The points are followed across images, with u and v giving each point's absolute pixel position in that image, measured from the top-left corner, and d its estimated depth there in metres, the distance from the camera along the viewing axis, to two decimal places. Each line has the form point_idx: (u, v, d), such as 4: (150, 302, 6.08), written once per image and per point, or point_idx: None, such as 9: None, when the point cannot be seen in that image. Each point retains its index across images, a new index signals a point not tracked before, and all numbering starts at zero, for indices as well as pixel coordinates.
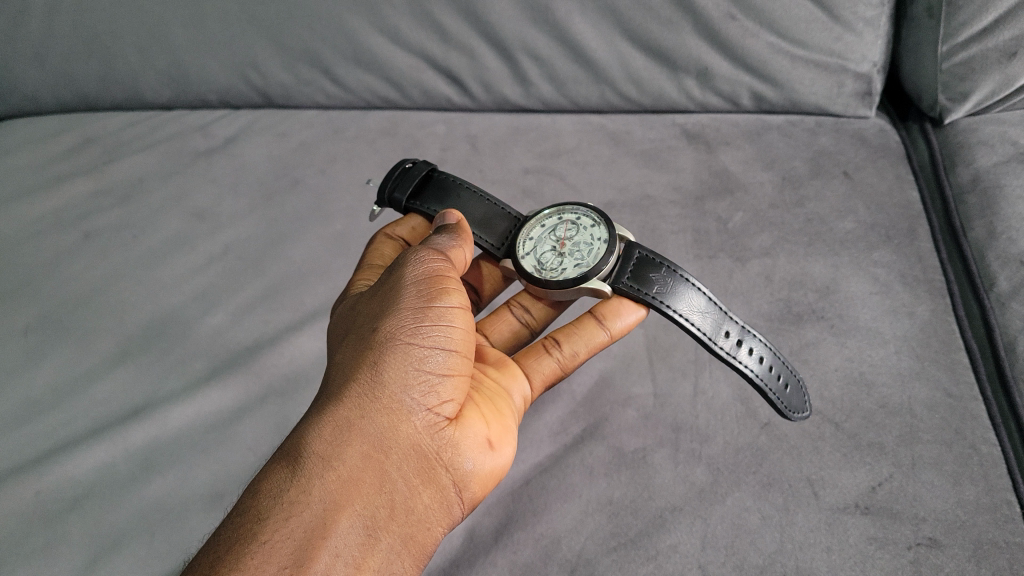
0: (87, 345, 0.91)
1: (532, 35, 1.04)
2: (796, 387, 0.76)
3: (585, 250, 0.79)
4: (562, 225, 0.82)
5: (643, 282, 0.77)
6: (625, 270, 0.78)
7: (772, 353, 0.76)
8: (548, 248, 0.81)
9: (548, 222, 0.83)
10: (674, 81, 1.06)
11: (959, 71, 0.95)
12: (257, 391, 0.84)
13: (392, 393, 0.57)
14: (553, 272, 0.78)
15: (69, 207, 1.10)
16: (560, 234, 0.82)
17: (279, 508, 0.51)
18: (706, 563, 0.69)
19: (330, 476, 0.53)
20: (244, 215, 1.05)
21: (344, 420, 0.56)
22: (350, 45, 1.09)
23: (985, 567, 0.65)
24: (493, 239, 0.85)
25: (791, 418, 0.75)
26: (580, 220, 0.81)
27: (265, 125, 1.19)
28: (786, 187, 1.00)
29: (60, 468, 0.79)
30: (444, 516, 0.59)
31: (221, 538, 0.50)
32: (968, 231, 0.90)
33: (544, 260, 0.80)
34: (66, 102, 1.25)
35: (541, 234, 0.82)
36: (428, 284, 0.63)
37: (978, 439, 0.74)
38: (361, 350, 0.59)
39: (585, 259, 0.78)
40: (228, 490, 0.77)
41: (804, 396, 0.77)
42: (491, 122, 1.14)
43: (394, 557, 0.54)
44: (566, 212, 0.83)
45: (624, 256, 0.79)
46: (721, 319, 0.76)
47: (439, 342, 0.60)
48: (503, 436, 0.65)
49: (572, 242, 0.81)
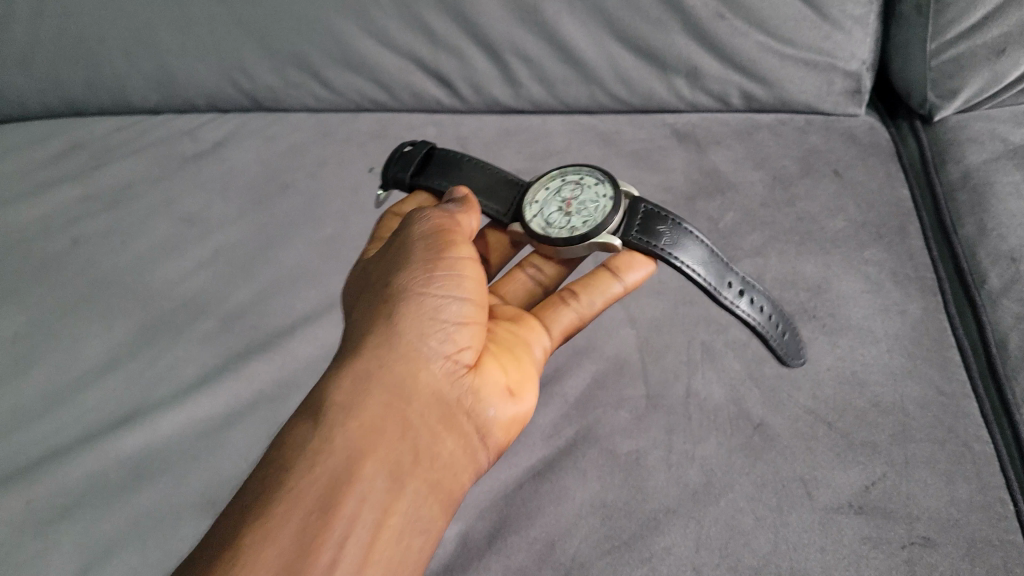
0: (78, 352, 0.90)
1: (521, 36, 1.03)
2: (787, 328, 0.81)
3: (591, 207, 0.78)
4: (567, 185, 0.82)
5: (651, 235, 0.78)
6: (632, 224, 0.78)
7: (770, 303, 0.80)
8: (552, 207, 0.80)
9: (551, 183, 0.82)
10: (664, 81, 1.05)
11: (947, 69, 0.97)
12: (248, 397, 0.83)
13: (410, 344, 0.58)
14: (557, 228, 0.77)
15: (56, 213, 1.09)
16: (566, 194, 0.81)
17: (304, 456, 0.52)
18: (701, 565, 0.68)
19: (352, 425, 0.54)
20: (234, 219, 1.04)
21: (365, 372, 0.57)
22: (338, 48, 1.09)
23: (979, 565, 0.66)
24: (499, 206, 0.85)
25: (789, 364, 0.81)
26: (584, 180, 0.81)
27: (255, 129, 1.18)
28: (777, 186, 1.00)
29: (49, 478, 0.78)
30: (469, 463, 0.60)
31: (252, 488, 0.52)
32: (959, 229, 0.90)
33: (548, 216, 0.79)
34: (53, 107, 1.24)
35: (547, 196, 0.82)
36: (437, 239, 0.65)
37: (971, 437, 0.74)
38: (379, 305, 0.61)
39: (593, 215, 0.77)
40: (220, 496, 0.76)
41: (800, 343, 0.83)
42: (481, 123, 1.14)
43: (421, 502, 0.55)
44: (569, 172, 0.82)
45: (630, 211, 0.79)
46: (724, 269, 0.79)
47: (452, 291, 0.61)
48: (523, 384, 0.66)
49: (578, 202, 0.80)
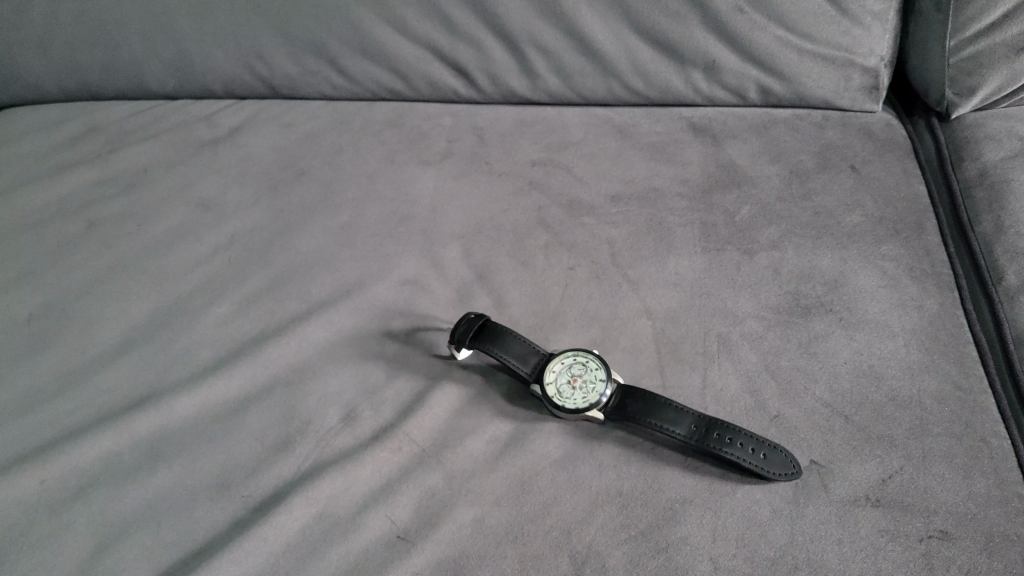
0: (93, 334, 0.90)
1: (539, 27, 1.03)
2: (773, 452, 0.72)
3: (588, 388, 0.77)
4: (574, 376, 0.79)
5: (653, 419, 0.75)
6: (637, 408, 0.76)
7: (756, 445, 0.72)
8: (563, 383, 0.78)
9: (563, 358, 0.80)
10: (681, 74, 1.05)
11: (967, 66, 0.97)
12: (263, 381, 0.83)
13: None
14: (563, 401, 0.77)
15: (72, 196, 1.09)
16: (572, 381, 0.78)
17: None
18: (717, 557, 0.67)
19: None
20: (249, 205, 1.05)
21: None
22: (356, 36, 1.09)
23: (997, 560, 0.65)
24: (529, 375, 0.80)
25: (772, 478, 0.71)
26: (589, 381, 0.78)
27: (270, 116, 1.18)
28: (794, 180, 1.00)
29: (63, 458, 0.78)
30: None
31: None
32: (976, 226, 0.91)
33: (557, 390, 0.78)
34: (69, 90, 1.24)
35: (561, 366, 0.80)
36: None
37: (988, 432, 0.74)
38: None
39: (588, 393, 0.77)
40: (235, 479, 0.75)
41: (787, 461, 0.72)
42: (497, 114, 1.14)
43: None
44: (578, 379, 0.78)
45: (626, 404, 0.76)
46: (704, 420, 0.74)
47: None
48: None
49: (581, 385, 0.78)
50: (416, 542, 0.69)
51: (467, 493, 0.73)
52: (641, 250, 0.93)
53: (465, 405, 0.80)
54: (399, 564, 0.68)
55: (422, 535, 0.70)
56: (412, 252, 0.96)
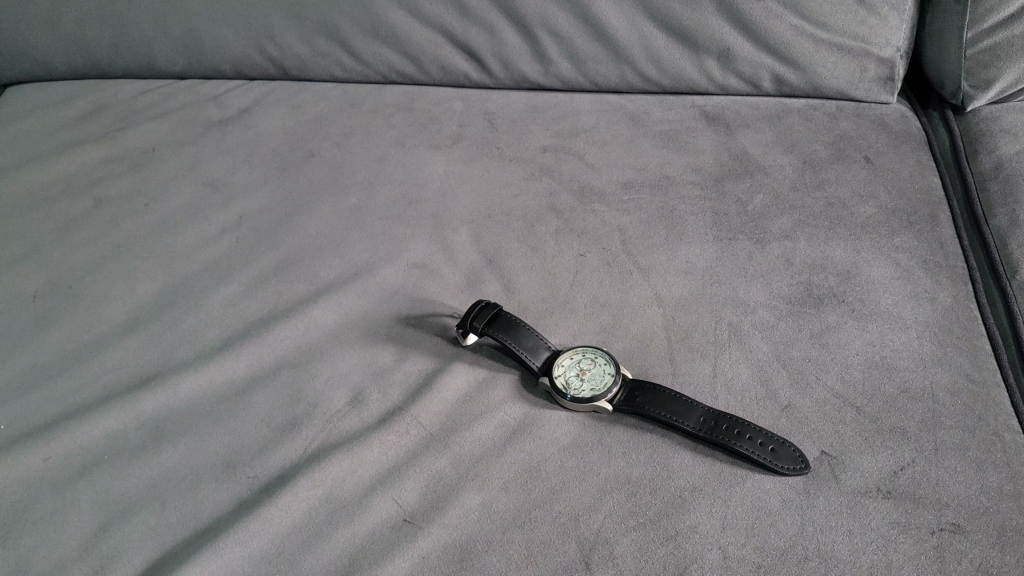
0: (99, 312, 0.90)
1: (553, 12, 1.03)
2: (782, 445, 0.71)
3: (596, 380, 0.77)
4: (583, 370, 0.78)
5: (664, 410, 0.75)
6: (649, 400, 0.76)
7: (766, 439, 0.72)
8: (572, 375, 0.78)
9: (572, 353, 0.80)
10: (695, 61, 1.04)
11: (984, 58, 0.96)
12: (270, 362, 0.83)
13: None
14: (571, 390, 0.76)
15: (78, 175, 1.08)
16: (581, 375, 0.78)
17: None
18: (727, 546, 0.66)
19: None
20: (257, 186, 1.04)
21: None
22: (368, 18, 1.08)
23: (1010, 554, 0.64)
24: (537, 366, 0.79)
25: (782, 472, 0.70)
26: (598, 375, 0.78)
27: (280, 98, 1.17)
28: (807, 170, 0.99)
29: (68, 435, 0.77)
30: None
31: None
32: (990, 220, 0.90)
33: (565, 380, 0.77)
34: (77, 68, 1.23)
35: (570, 360, 0.80)
36: None
37: (1001, 426, 0.73)
38: None
39: (596, 385, 0.77)
40: (242, 460, 0.75)
41: (795, 459, 0.71)
42: (507, 100, 1.13)
43: None
44: (587, 373, 0.78)
45: (637, 397, 0.76)
46: (713, 414, 0.74)
47: None
48: None
49: (589, 378, 0.77)
50: (422, 526, 0.68)
51: (474, 478, 0.72)
52: (652, 237, 0.93)
53: (473, 390, 0.79)
54: (405, 548, 0.67)
55: (429, 519, 0.69)
56: (421, 236, 0.95)
